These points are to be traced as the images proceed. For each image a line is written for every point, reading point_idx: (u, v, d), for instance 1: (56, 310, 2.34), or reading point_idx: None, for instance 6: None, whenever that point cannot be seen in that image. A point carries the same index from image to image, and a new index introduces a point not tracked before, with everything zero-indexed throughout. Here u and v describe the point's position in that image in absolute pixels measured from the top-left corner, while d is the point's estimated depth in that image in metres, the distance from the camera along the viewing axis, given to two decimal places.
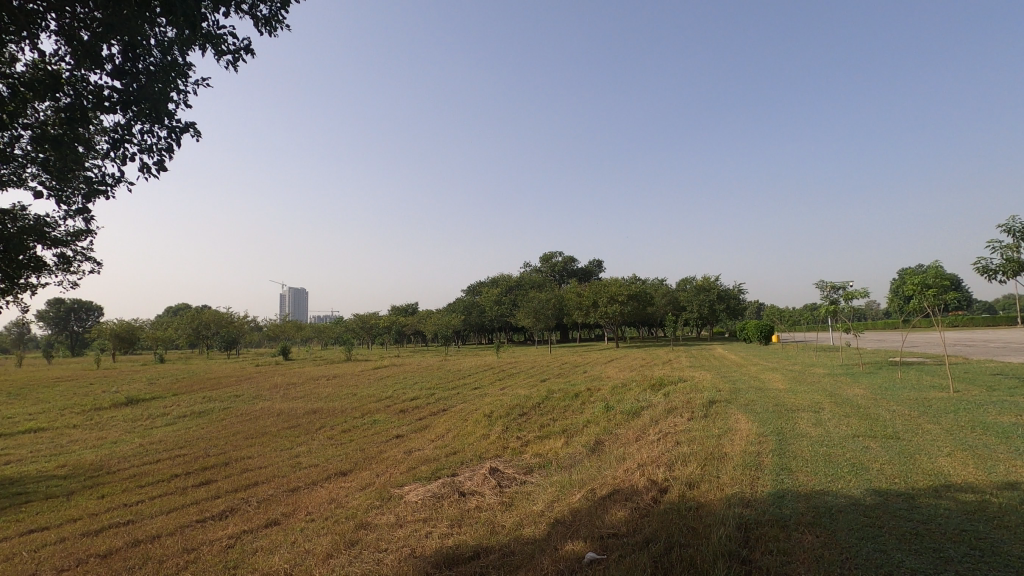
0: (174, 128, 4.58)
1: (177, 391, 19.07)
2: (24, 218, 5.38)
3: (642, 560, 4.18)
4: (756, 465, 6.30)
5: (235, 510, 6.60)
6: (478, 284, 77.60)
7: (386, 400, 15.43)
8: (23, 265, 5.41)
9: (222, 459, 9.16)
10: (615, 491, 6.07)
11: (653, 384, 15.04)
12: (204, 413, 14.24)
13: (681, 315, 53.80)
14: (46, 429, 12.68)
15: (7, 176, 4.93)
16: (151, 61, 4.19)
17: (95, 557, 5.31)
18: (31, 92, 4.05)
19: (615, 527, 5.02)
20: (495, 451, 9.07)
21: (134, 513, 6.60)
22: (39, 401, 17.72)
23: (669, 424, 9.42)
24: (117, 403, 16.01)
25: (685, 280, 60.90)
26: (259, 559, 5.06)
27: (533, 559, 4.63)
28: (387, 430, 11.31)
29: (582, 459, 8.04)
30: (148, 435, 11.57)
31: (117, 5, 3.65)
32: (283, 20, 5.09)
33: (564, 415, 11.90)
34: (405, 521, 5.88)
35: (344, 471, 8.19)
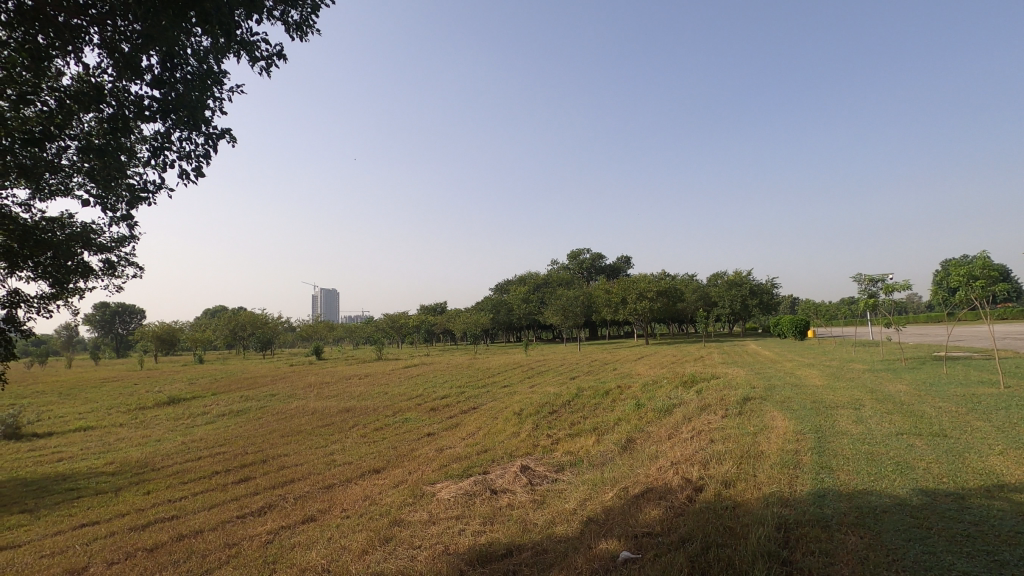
0: (211, 135, 4.69)
1: (216, 390, 19.72)
2: (71, 225, 5.56)
3: (678, 560, 4.12)
4: (795, 463, 6.14)
5: (273, 506, 6.78)
6: (506, 282, 77.95)
7: (417, 398, 15.63)
8: (72, 271, 5.58)
9: (260, 457, 9.42)
10: (648, 489, 6.01)
11: (686, 382, 14.80)
12: (242, 412, 14.63)
13: (712, 311, 52.87)
14: (95, 427, 13.26)
15: (55, 186, 5.12)
16: (188, 70, 4.30)
17: (143, 551, 5.51)
18: (77, 104, 4.20)
19: (649, 526, 4.97)
20: (525, 449, 9.06)
21: (178, 509, 6.83)
22: (89, 400, 18.53)
23: (702, 421, 9.28)
24: (160, 403, 16.61)
25: (716, 274, 59.79)
26: (296, 555, 5.18)
27: (567, 558, 4.62)
28: (419, 428, 11.43)
29: (613, 457, 8.00)
30: (189, 433, 11.97)
31: (155, 16, 3.74)
32: (314, 25, 5.15)
33: (594, 413, 11.85)
34: (438, 518, 5.94)
35: (377, 469, 8.31)
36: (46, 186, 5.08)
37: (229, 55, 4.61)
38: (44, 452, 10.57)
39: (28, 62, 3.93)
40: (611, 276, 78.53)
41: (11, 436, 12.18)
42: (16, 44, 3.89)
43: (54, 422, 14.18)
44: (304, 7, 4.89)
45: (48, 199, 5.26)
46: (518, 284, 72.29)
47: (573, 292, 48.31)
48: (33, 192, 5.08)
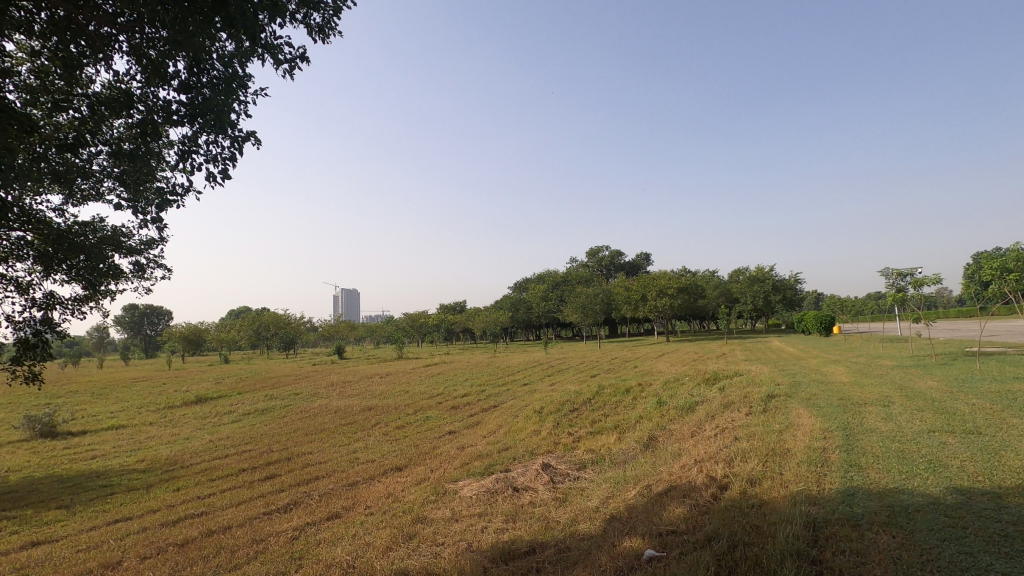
0: (238, 139, 4.75)
1: (241, 389, 20.06)
2: (103, 229, 5.69)
3: (704, 558, 4.08)
4: (823, 461, 6.03)
5: (298, 503, 6.89)
6: (525, 280, 77.97)
7: (437, 397, 15.71)
8: (104, 273, 5.71)
9: (285, 454, 9.57)
10: (672, 487, 5.96)
11: (708, 379, 14.62)
12: (266, 410, 14.89)
13: (734, 307, 52.17)
14: (125, 426, 13.60)
15: (87, 191, 5.25)
16: (214, 74, 4.37)
17: (173, 546, 5.65)
18: (107, 111, 4.29)
19: (674, 524, 4.93)
20: (546, 447, 9.05)
21: (207, 505, 6.99)
22: (119, 399, 19.04)
23: (726, 419, 9.17)
24: (188, 401, 16.96)
25: (737, 270, 58.97)
26: (322, 551, 5.26)
27: (591, 556, 4.61)
28: (440, 426, 11.51)
29: (635, 455, 7.95)
30: (217, 432, 12.23)
31: (183, 23, 3.81)
32: (336, 28, 5.16)
33: (616, 410, 11.78)
34: (461, 515, 5.97)
35: (400, 466, 8.39)
36: (78, 192, 5.21)
37: (253, 59, 4.67)
38: (78, 450, 10.91)
39: (61, 71, 4.03)
40: (630, 273, 78.05)
41: (47, 434, 12.58)
42: (49, 53, 3.99)
43: (87, 420, 14.60)
44: (326, 9, 4.91)
45: (81, 203, 5.40)
46: (537, 282, 72.21)
47: (592, 290, 48.11)
48: (66, 198, 5.21)
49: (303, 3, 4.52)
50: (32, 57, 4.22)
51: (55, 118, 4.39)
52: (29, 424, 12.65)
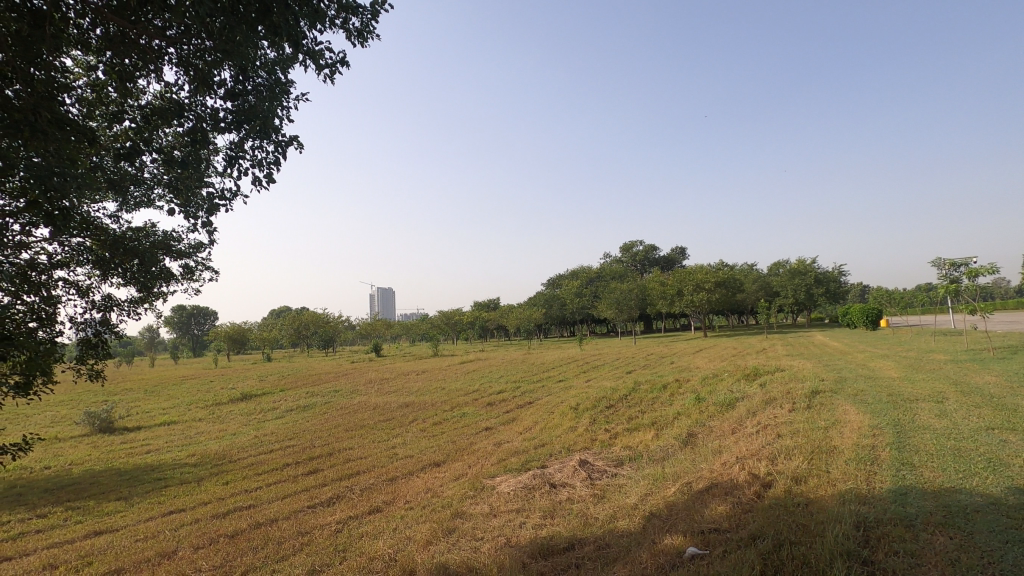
0: (283, 145, 4.83)
1: (283, 387, 20.68)
2: (153, 234, 5.90)
3: (749, 557, 4.00)
4: (872, 459, 5.82)
5: (341, 497, 7.07)
6: (558, 277, 77.81)
7: (473, 393, 15.84)
8: (156, 277, 5.90)
9: (327, 450, 9.82)
10: (713, 485, 5.87)
11: (748, 374, 14.29)
12: (308, 407, 15.31)
13: (774, 300, 50.80)
14: (177, 421, 14.22)
15: (140, 198, 5.45)
16: (258, 81, 4.48)
17: (224, 537, 5.88)
18: (159, 120, 4.45)
19: (716, 522, 4.85)
20: (583, 443, 9.01)
21: (254, 498, 7.24)
22: (170, 396, 19.91)
23: (768, 416, 8.94)
24: (234, 398, 17.59)
25: (777, 263, 57.37)
26: (365, 544, 5.38)
27: (631, 553, 4.58)
28: (476, 422, 11.60)
29: (674, 452, 7.85)
30: (262, 427, 12.65)
31: (230, 32, 3.91)
32: (375, 31, 4.98)
33: (653, 407, 11.64)
34: (499, 511, 6.02)
35: (438, 462, 8.51)
36: (131, 199, 5.41)
37: (294, 65, 4.74)
38: (135, 444, 11.47)
39: (116, 84, 4.19)
40: (665, 268, 76.81)
41: (105, 430, 13.26)
42: (105, 67, 4.15)
43: (142, 417, 15.33)
44: (364, 13, 4.78)
45: (133, 210, 5.60)
46: (571, 278, 71.86)
47: (627, 285, 47.61)
48: (121, 205, 5.42)
49: (341, 8, 4.50)
50: (88, 71, 4.41)
51: (109, 129, 4.57)
52: (89, 419, 13.36)
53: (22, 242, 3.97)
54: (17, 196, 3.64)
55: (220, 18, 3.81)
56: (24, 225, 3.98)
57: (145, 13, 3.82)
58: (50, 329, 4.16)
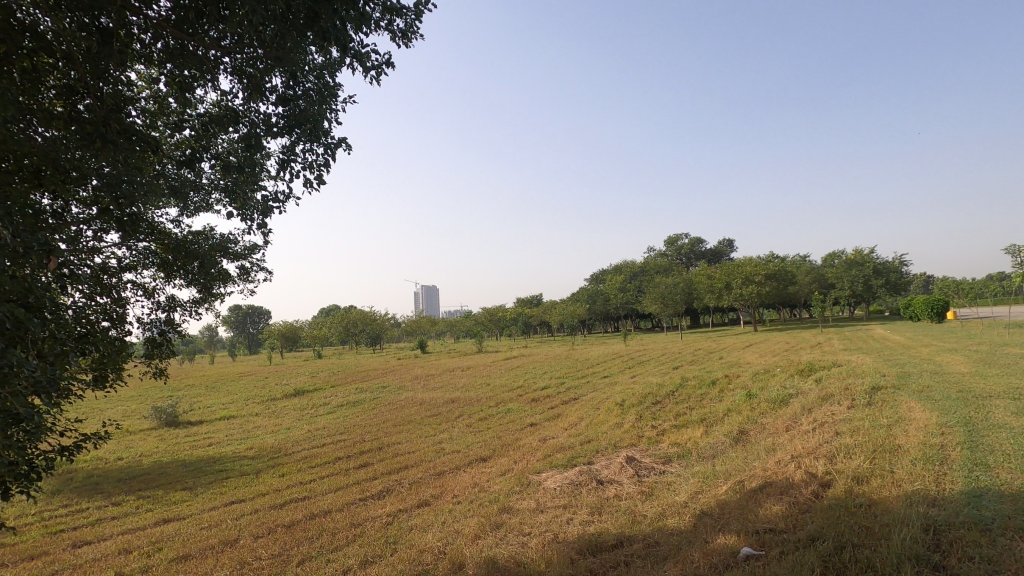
0: (332, 147, 4.94)
1: (334, 382, 21.42)
2: (211, 237, 6.18)
3: (809, 559, 3.87)
4: (942, 459, 5.50)
5: (390, 490, 7.25)
6: (601, 272, 77.19)
7: (518, 389, 15.91)
8: (215, 278, 6.17)
9: (376, 444, 10.07)
10: (767, 484, 5.69)
11: (802, 370, 13.78)
12: (358, 402, 15.75)
13: (829, 293, 48.77)
14: (235, 416, 14.92)
15: (199, 203, 5.70)
16: (307, 86, 4.60)
17: (281, 527, 6.13)
18: (216, 127, 4.63)
19: (772, 522, 4.70)
20: (630, 440, 8.91)
21: (309, 490, 7.51)
22: (229, 392, 20.90)
23: (825, 412, 8.58)
24: (288, 394, 18.28)
25: (832, 253, 54.91)
26: (414, 536, 5.49)
27: (682, 551, 4.50)
28: (521, 418, 11.63)
29: (724, 449, 7.65)
30: (314, 422, 13.11)
31: (281, 39, 4.02)
32: (420, 31, 5.01)
33: (701, 403, 11.39)
34: (546, 506, 6.02)
35: (484, 457, 8.59)
36: (191, 204, 5.66)
37: (341, 68, 4.83)
38: (197, 438, 12.09)
39: (176, 94, 4.38)
40: (713, 261, 74.74)
41: (171, 423, 14.06)
42: (166, 78, 4.35)
43: (204, 411, 16.15)
44: (409, 13, 4.82)
45: (193, 214, 5.87)
46: (614, 273, 71.01)
47: (673, 279, 46.70)
48: (182, 210, 5.69)
49: (386, 9, 4.56)
50: (151, 83, 4.63)
51: (171, 137, 4.80)
52: (157, 414, 14.19)
53: (95, 246, 4.21)
54: (89, 203, 3.86)
55: (272, 26, 3.92)
56: (96, 230, 4.22)
57: (202, 25, 3.98)
58: (121, 328, 4.40)
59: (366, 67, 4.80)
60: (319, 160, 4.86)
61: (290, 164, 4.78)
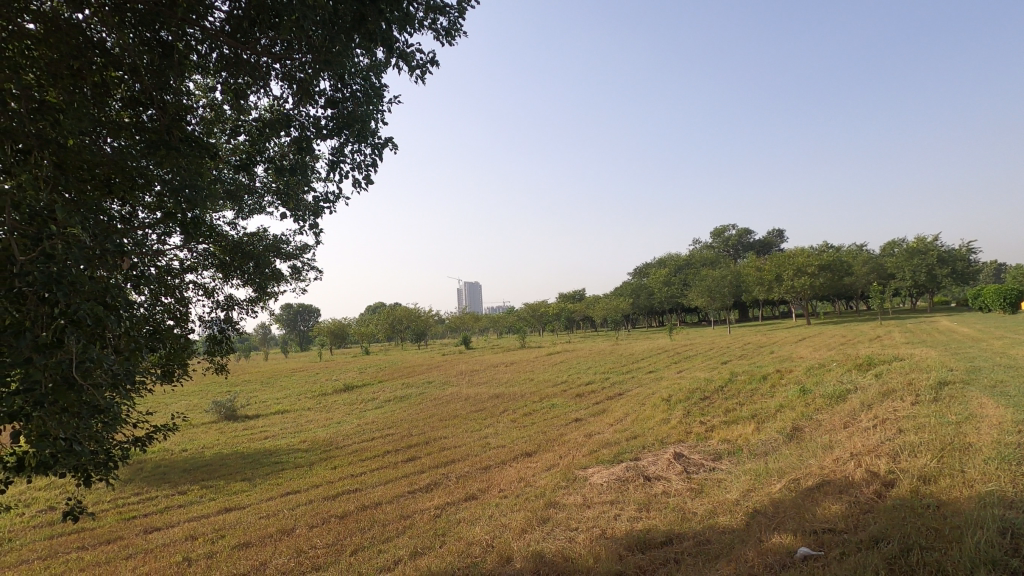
0: (379, 147, 5.06)
1: (381, 378, 21.99)
2: (264, 238, 6.41)
3: (872, 561, 3.71)
4: (1018, 459, 5.14)
5: (438, 484, 7.38)
6: (645, 266, 76.17)
7: (562, 385, 15.87)
8: (269, 278, 6.39)
9: (423, 439, 10.26)
10: (824, 483, 5.47)
11: (860, 364, 13.15)
12: (404, 398, 16.09)
13: (888, 285, 46.45)
14: (290, 410, 15.53)
15: (253, 206, 5.93)
16: (355, 87, 4.70)
17: (335, 517, 6.34)
18: (269, 132, 4.79)
19: (831, 522, 4.53)
20: (677, 436, 8.75)
21: (360, 482, 7.74)
22: (283, 387, 21.76)
23: (887, 409, 8.17)
24: (338, 390, 18.86)
25: (892, 242, 52.16)
26: (462, 529, 5.58)
27: (735, 550, 4.40)
28: (566, 413, 11.59)
29: (777, 446, 7.41)
30: (363, 416, 13.48)
31: (329, 43, 4.13)
32: (463, 29, 5.05)
33: (752, 399, 11.06)
34: (593, 502, 6.00)
35: (529, 452, 8.62)
36: (246, 207, 5.88)
37: (387, 69, 4.92)
38: (254, 431, 12.64)
39: (232, 101, 4.56)
40: (762, 252, 72.30)
41: (230, 417, 14.76)
42: (222, 86, 4.54)
43: (260, 405, 16.88)
44: (452, 10, 4.85)
45: (247, 216, 6.10)
46: (658, 267, 69.75)
47: (720, 271, 45.44)
48: (237, 214, 5.92)
49: (429, 9, 4.61)
50: (207, 92, 4.84)
51: (227, 143, 5.00)
52: (217, 408, 14.94)
53: (159, 249, 4.44)
54: (154, 208, 4.07)
55: (321, 31, 4.03)
56: (160, 234, 4.44)
57: (254, 33, 4.12)
58: (184, 326, 4.63)
59: (411, 66, 4.88)
60: (367, 160, 4.97)
61: (339, 164, 4.90)
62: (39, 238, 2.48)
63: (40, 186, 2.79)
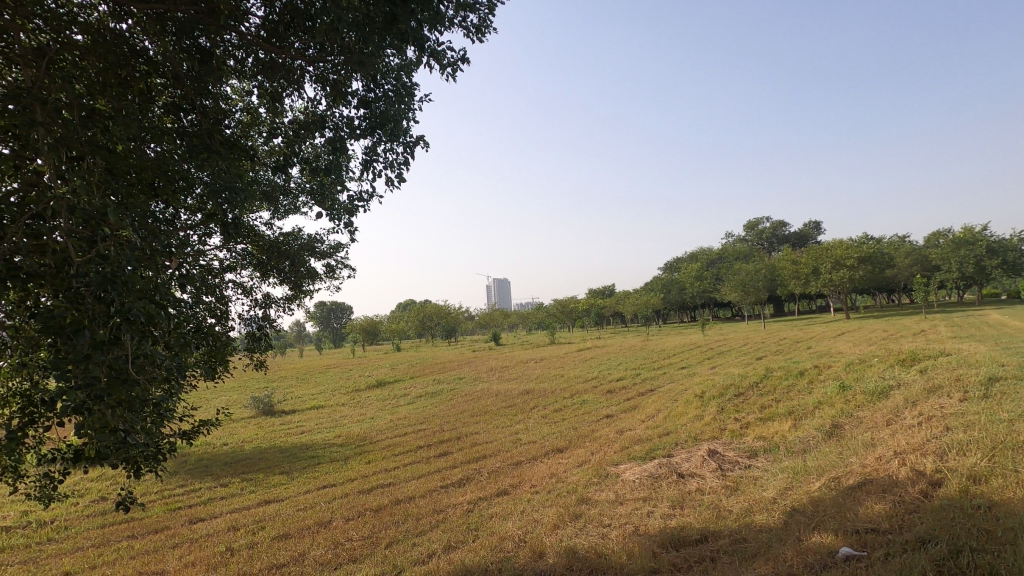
0: (411, 146, 5.10)
1: (413, 374, 22.31)
2: (300, 238, 6.56)
3: (919, 562, 3.59)
4: None
5: (470, 479, 7.45)
6: (676, 261, 75.06)
7: (592, 381, 15.81)
8: (305, 276, 6.55)
9: (455, 434, 10.36)
10: (867, 482, 5.31)
11: (903, 359, 12.70)
12: (436, 394, 16.26)
13: (934, 277, 44.60)
14: (325, 405, 15.89)
15: (288, 206, 6.07)
16: (387, 87, 4.75)
17: (370, 511, 6.46)
18: (303, 134, 4.88)
19: (874, 522, 4.40)
20: (711, 433, 8.61)
21: (394, 477, 7.87)
22: (319, 383, 22.28)
23: (933, 406, 7.86)
24: (371, 386, 19.19)
25: (937, 233, 50.10)
26: (495, 524, 5.62)
27: (773, 549, 4.31)
28: (597, 410, 11.54)
29: (816, 444, 7.22)
30: (396, 412, 13.68)
31: (361, 44, 4.18)
32: (493, 25, 5.04)
33: (788, 395, 10.80)
34: (625, 499, 5.96)
35: (560, 448, 8.61)
36: (282, 207, 6.03)
37: (418, 68, 4.95)
38: (291, 426, 12.97)
39: (268, 104, 4.66)
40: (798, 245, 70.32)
41: (268, 412, 15.19)
42: (258, 90, 4.64)
43: (296, 401, 17.32)
44: (483, 7, 4.84)
45: (283, 217, 6.25)
46: (689, 261, 68.58)
47: (754, 266, 44.40)
48: (273, 214, 6.07)
49: (460, 6, 4.61)
50: (244, 95, 4.96)
51: (264, 145, 5.12)
52: (256, 403, 15.39)
53: (200, 249, 4.58)
54: (195, 210, 4.20)
55: (353, 32, 4.08)
56: (200, 235, 4.59)
57: (289, 37, 4.20)
58: (225, 323, 4.77)
59: (442, 65, 4.90)
60: (399, 159, 5.02)
61: (372, 163, 4.97)
62: (93, 240, 2.61)
63: (92, 189, 2.91)
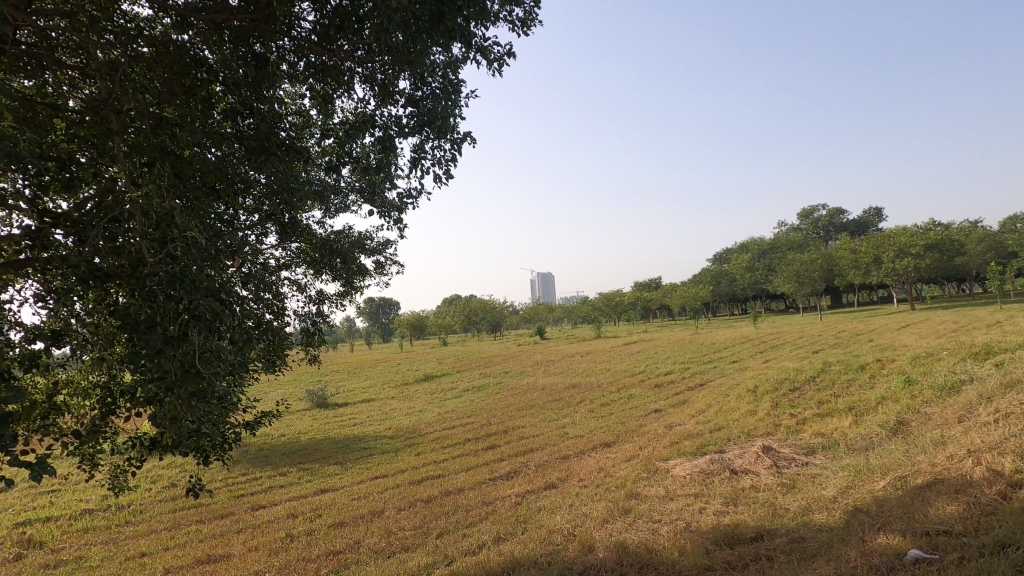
0: (459, 142, 5.14)
1: (460, 368, 22.63)
2: (350, 235, 6.71)
3: (997, 568, 3.37)
4: None
5: (518, 472, 7.50)
6: (726, 252, 72.85)
7: (640, 375, 15.57)
8: (356, 273, 6.71)
9: (502, 428, 10.43)
10: (938, 482, 5.02)
11: (977, 353, 11.88)
12: (482, 387, 16.42)
13: (1010, 263, 41.51)
14: (375, 398, 16.33)
15: (339, 204, 6.22)
16: (434, 84, 4.80)
17: (420, 501, 6.60)
18: (354, 134, 4.99)
19: (946, 523, 4.16)
20: (765, 429, 8.34)
21: (443, 469, 8.01)
22: (369, 376, 22.91)
23: (1011, 402, 7.33)
24: (419, 379, 19.57)
25: (1013, 216, 46.66)
26: (543, 517, 5.64)
27: (834, 549, 4.15)
28: (645, 404, 11.36)
29: (879, 441, 6.88)
30: (444, 405, 13.92)
31: (409, 43, 4.23)
32: (539, 18, 5.01)
33: (849, 390, 10.31)
34: (676, 495, 5.86)
35: (608, 443, 8.55)
36: (333, 206, 6.19)
37: (465, 65, 4.97)
38: (344, 418, 13.39)
39: (319, 106, 4.79)
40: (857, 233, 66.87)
41: (321, 404, 15.74)
42: (310, 92, 4.77)
43: (348, 394, 17.86)
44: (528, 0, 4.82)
45: (335, 215, 6.42)
46: (739, 252, 66.37)
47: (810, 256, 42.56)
48: (325, 213, 6.24)
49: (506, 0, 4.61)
50: (297, 99, 5.12)
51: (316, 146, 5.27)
52: (310, 396, 15.97)
53: (258, 248, 4.77)
54: (254, 211, 4.37)
55: (402, 32, 4.13)
56: (258, 234, 4.77)
57: (339, 40, 4.30)
58: (281, 319, 4.95)
59: (489, 60, 4.91)
60: (447, 156, 5.06)
61: (421, 161, 5.04)
62: (164, 241, 2.77)
63: (162, 192, 3.08)
